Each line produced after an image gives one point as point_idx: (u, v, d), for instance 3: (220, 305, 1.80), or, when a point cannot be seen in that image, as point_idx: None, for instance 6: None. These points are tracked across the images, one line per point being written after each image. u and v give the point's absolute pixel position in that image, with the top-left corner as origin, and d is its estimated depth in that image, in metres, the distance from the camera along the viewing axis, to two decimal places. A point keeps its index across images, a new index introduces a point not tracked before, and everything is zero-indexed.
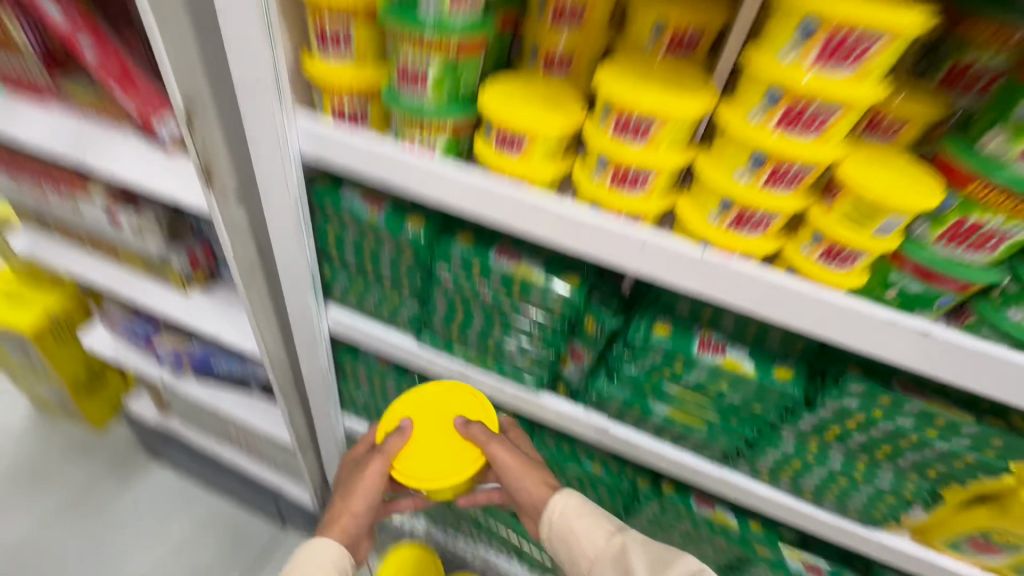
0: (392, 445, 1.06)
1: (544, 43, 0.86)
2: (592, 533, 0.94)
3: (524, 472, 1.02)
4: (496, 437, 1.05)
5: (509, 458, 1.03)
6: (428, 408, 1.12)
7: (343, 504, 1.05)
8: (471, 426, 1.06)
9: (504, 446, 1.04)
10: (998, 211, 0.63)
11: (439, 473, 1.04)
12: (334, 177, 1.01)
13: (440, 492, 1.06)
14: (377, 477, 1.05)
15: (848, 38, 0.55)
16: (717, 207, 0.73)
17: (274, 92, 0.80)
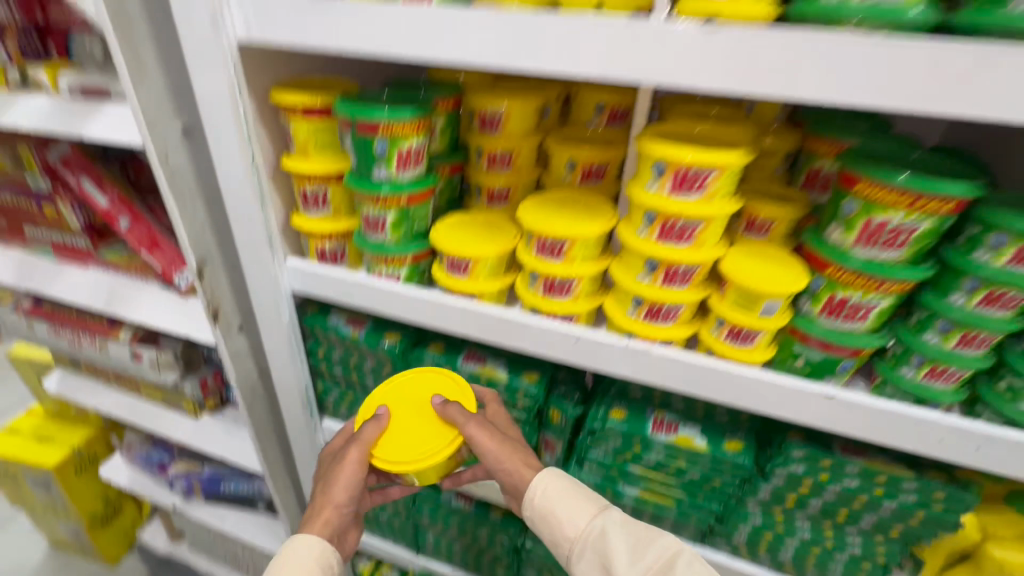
0: (369, 432, 0.93)
1: (485, 184, 1.06)
2: (577, 515, 0.87)
3: (510, 457, 0.93)
4: (481, 420, 0.94)
5: (491, 441, 0.93)
6: (405, 395, 1.01)
7: (325, 500, 0.90)
8: (449, 406, 0.95)
9: (490, 431, 0.94)
10: (854, 287, 0.75)
11: (418, 455, 0.92)
12: (322, 305, 1.17)
13: (426, 475, 0.94)
14: (357, 469, 0.91)
15: (691, 173, 0.71)
16: (632, 304, 0.86)
17: (267, 245, 0.99)
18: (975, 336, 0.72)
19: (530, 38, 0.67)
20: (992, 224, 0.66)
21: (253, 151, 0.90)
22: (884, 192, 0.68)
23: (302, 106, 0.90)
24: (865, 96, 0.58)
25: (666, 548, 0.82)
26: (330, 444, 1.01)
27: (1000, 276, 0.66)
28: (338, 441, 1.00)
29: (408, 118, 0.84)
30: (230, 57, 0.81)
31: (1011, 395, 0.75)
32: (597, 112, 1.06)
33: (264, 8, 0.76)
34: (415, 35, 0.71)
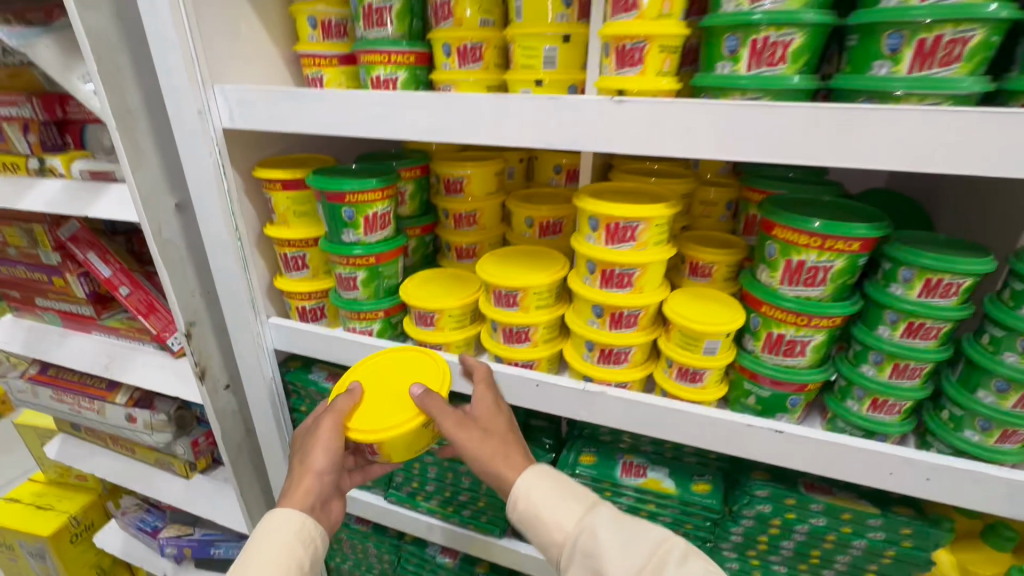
0: (343, 402, 0.87)
1: (454, 242, 1.13)
2: (565, 514, 0.74)
3: (488, 449, 0.80)
4: (460, 418, 0.82)
5: (469, 440, 0.80)
6: (385, 371, 0.95)
7: (303, 469, 0.83)
8: (428, 397, 0.83)
9: (470, 423, 0.83)
10: (788, 324, 0.79)
11: (387, 429, 0.84)
12: (305, 362, 1.24)
13: (395, 450, 0.88)
14: (336, 432, 0.84)
15: (621, 225, 0.78)
16: (587, 348, 0.91)
17: (250, 306, 1.06)
18: (906, 366, 0.75)
19: (468, 113, 0.76)
20: (898, 260, 0.71)
21: (237, 222, 0.99)
22: (797, 235, 0.73)
23: (281, 181, 1.00)
24: (758, 152, 0.65)
25: (657, 546, 0.69)
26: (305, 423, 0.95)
27: (914, 307, 0.70)
28: (312, 418, 0.94)
29: (374, 187, 0.93)
30: (215, 142, 0.92)
31: (954, 423, 0.76)
32: (557, 172, 1.16)
33: (244, 100, 0.87)
34: (372, 117, 0.81)
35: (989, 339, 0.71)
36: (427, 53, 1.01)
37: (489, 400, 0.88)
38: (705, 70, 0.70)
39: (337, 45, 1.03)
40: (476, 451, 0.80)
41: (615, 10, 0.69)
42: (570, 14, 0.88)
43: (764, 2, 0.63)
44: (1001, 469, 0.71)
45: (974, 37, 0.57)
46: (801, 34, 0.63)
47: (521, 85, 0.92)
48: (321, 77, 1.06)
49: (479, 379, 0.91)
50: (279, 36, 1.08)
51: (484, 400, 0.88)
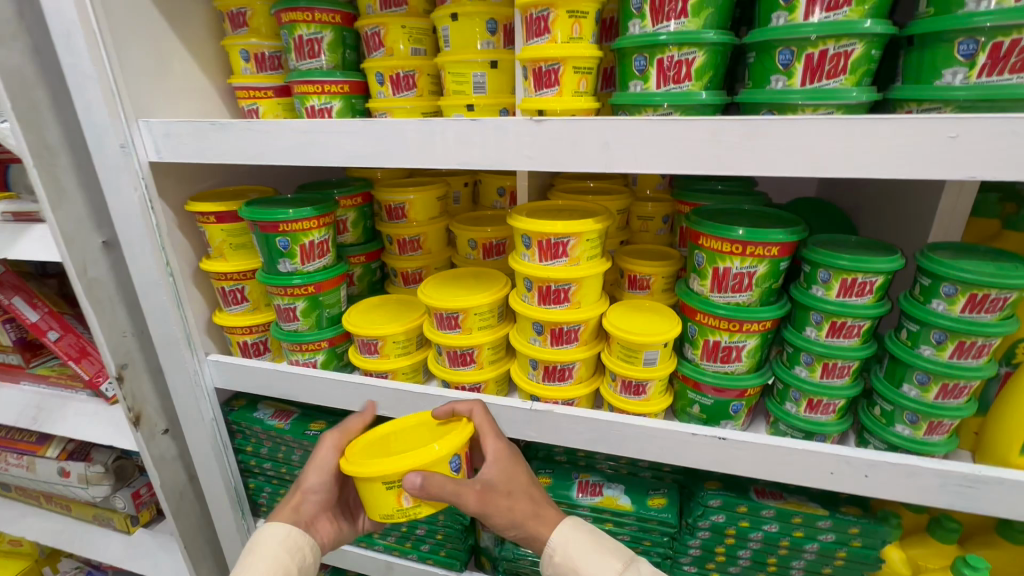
0: (353, 422, 0.87)
1: (399, 267, 1.12)
2: (602, 566, 0.72)
3: (516, 515, 0.76)
4: (482, 490, 0.74)
5: (501, 515, 0.75)
6: (418, 428, 0.83)
7: (296, 484, 0.82)
8: (429, 482, 0.71)
9: (496, 492, 0.75)
10: (722, 331, 0.80)
11: (367, 471, 0.73)
12: (250, 400, 1.19)
13: (370, 500, 0.76)
14: (333, 447, 0.84)
15: (552, 241, 0.79)
16: (531, 367, 0.90)
17: (184, 343, 1.01)
18: (835, 366, 0.77)
19: (396, 138, 0.76)
20: (816, 262, 0.73)
21: (167, 257, 0.96)
22: (721, 243, 0.75)
23: (213, 214, 0.98)
24: (674, 164, 0.67)
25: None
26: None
27: (834, 307, 0.72)
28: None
29: (310, 215, 0.92)
30: (141, 176, 0.89)
31: (886, 419, 0.78)
32: (500, 195, 1.18)
33: (171, 133, 0.86)
34: (301, 145, 0.81)
35: (907, 334, 0.73)
36: (362, 83, 1.02)
37: (504, 449, 0.79)
38: (621, 90, 0.73)
39: (271, 78, 1.04)
40: (510, 517, 0.75)
41: (529, 35, 0.71)
42: (496, 42, 0.91)
43: (666, 24, 0.66)
44: (932, 460, 0.73)
45: (855, 51, 0.61)
46: (703, 53, 0.67)
47: (454, 110, 0.93)
48: (257, 109, 1.06)
49: (483, 426, 0.80)
50: (213, 70, 1.08)
51: (498, 448, 0.78)
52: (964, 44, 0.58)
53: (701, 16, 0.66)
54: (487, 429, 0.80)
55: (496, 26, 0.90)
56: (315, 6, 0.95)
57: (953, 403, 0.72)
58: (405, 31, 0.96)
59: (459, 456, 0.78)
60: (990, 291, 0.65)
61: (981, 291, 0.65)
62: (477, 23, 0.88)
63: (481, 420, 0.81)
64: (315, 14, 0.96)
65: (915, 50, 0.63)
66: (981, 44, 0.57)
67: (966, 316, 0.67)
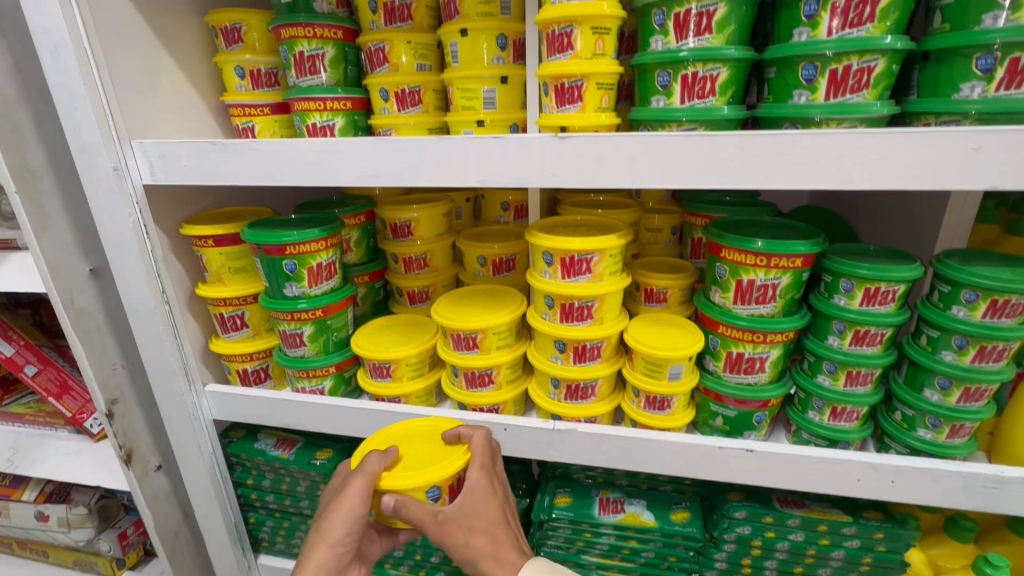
0: (372, 461, 0.72)
1: (405, 286, 1.09)
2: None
3: (470, 551, 0.72)
4: (443, 519, 0.71)
5: (456, 548, 0.72)
6: (421, 437, 0.82)
7: (319, 537, 0.70)
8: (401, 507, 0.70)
9: (456, 523, 0.72)
10: (745, 343, 0.80)
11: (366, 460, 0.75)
12: (249, 430, 1.14)
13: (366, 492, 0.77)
14: (361, 500, 0.69)
15: (576, 258, 0.78)
16: (552, 386, 0.89)
17: (182, 374, 0.96)
18: (858, 373, 0.77)
19: (412, 157, 0.74)
20: (838, 272, 0.74)
21: (163, 284, 0.91)
22: (744, 255, 0.76)
23: (211, 237, 0.93)
24: (700, 179, 0.67)
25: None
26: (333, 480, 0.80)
27: (857, 316, 0.74)
28: (340, 476, 0.80)
29: (317, 237, 0.88)
30: (136, 200, 0.84)
31: (907, 424, 0.79)
32: (504, 210, 1.16)
33: (167, 154, 0.81)
34: (309, 165, 0.77)
35: (927, 340, 0.75)
36: (364, 99, 1.00)
37: (479, 483, 0.74)
38: (641, 105, 0.72)
39: (268, 94, 1.00)
40: (465, 552, 0.72)
41: (551, 51, 0.70)
42: (506, 57, 0.90)
43: (690, 40, 0.66)
44: (956, 463, 0.74)
45: (877, 66, 0.62)
46: (726, 68, 0.67)
47: (463, 126, 0.92)
48: (252, 127, 1.02)
49: (475, 454, 0.76)
50: (205, 88, 1.04)
51: (475, 481, 0.74)
52: (981, 60, 0.60)
53: (725, 33, 0.66)
54: (476, 459, 0.76)
55: (506, 41, 0.88)
56: (316, 21, 0.92)
57: (973, 406, 0.74)
58: (410, 46, 0.94)
59: (439, 486, 0.73)
60: (1010, 297, 0.67)
61: (1001, 297, 0.67)
62: (486, 38, 0.87)
63: (476, 448, 0.77)
64: (317, 30, 0.93)
65: (930, 65, 0.65)
66: (998, 59, 0.59)
67: (986, 321, 0.69)
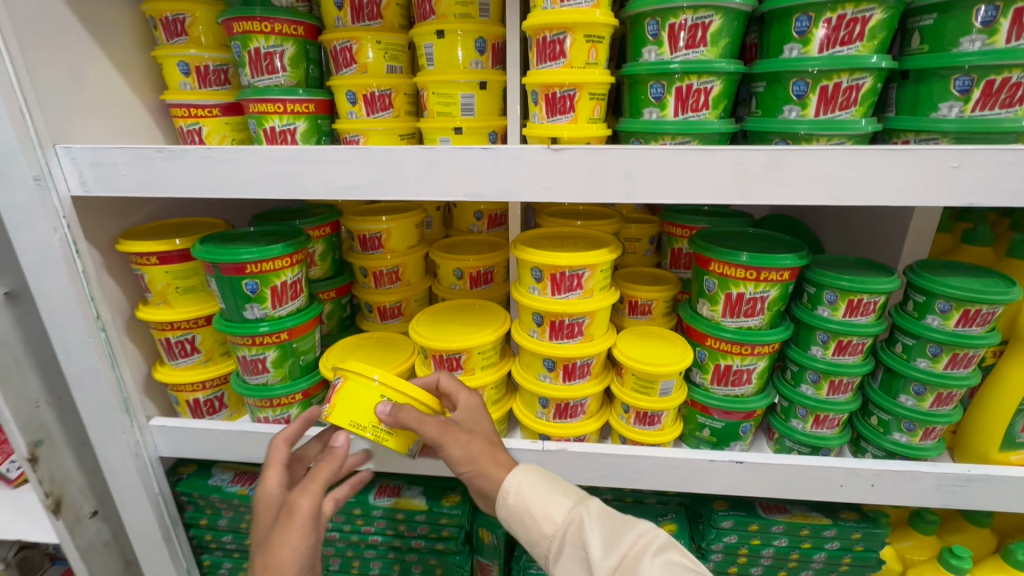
0: (325, 469, 0.66)
1: (375, 301, 1.02)
2: (552, 505, 0.65)
3: (472, 450, 0.69)
4: (445, 420, 0.69)
5: (458, 448, 0.68)
6: None
7: None
8: (398, 412, 0.67)
9: (457, 426, 0.70)
10: (733, 355, 0.80)
11: (348, 366, 0.69)
12: (202, 465, 1.03)
13: (341, 406, 0.69)
14: (310, 518, 0.62)
15: (566, 274, 0.75)
16: (540, 405, 0.85)
17: (122, 409, 0.84)
18: (840, 382, 0.79)
19: (392, 168, 0.68)
20: (823, 284, 0.75)
21: (97, 308, 0.79)
22: (733, 269, 0.76)
23: (155, 254, 0.83)
24: (695, 194, 0.65)
25: (639, 535, 0.60)
26: (263, 489, 0.67)
27: (840, 327, 0.75)
28: (272, 482, 0.67)
29: (280, 253, 0.80)
30: (62, 215, 0.73)
31: (882, 428, 0.82)
32: (477, 219, 1.11)
33: (100, 161, 0.71)
34: (273, 176, 0.70)
35: (902, 347, 0.77)
36: (328, 101, 0.92)
37: (478, 399, 0.74)
38: (631, 117, 0.71)
39: (218, 94, 0.90)
40: (466, 453, 0.69)
41: (541, 58, 0.67)
42: (485, 61, 0.85)
43: (683, 52, 0.65)
44: (930, 464, 0.77)
45: (865, 84, 0.63)
46: (719, 82, 0.66)
47: (439, 133, 0.86)
48: (199, 130, 0.91)
49: (453, 382, 0.75)
50: (141, 85, 0.92)
51: (472, 400, 0.73)
52: (959, 80, 0.62)
53: (718, 45, 0.65)
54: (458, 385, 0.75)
55: (485, 45, 0.84)
56: (273, 15, 0.83)
57: (945, 409, 0.77)
58: (380, 46, 0.87)
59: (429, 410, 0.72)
60: (981, 306, 0.70)
61: (973, 307, 0.70)
62: (464, 41, 0.82)
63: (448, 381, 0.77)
64: (274, 25, 0.84)
65: (909, 84, 0.66)
66: (975, 81, 0.61)
67: (959, 329, 0.72)
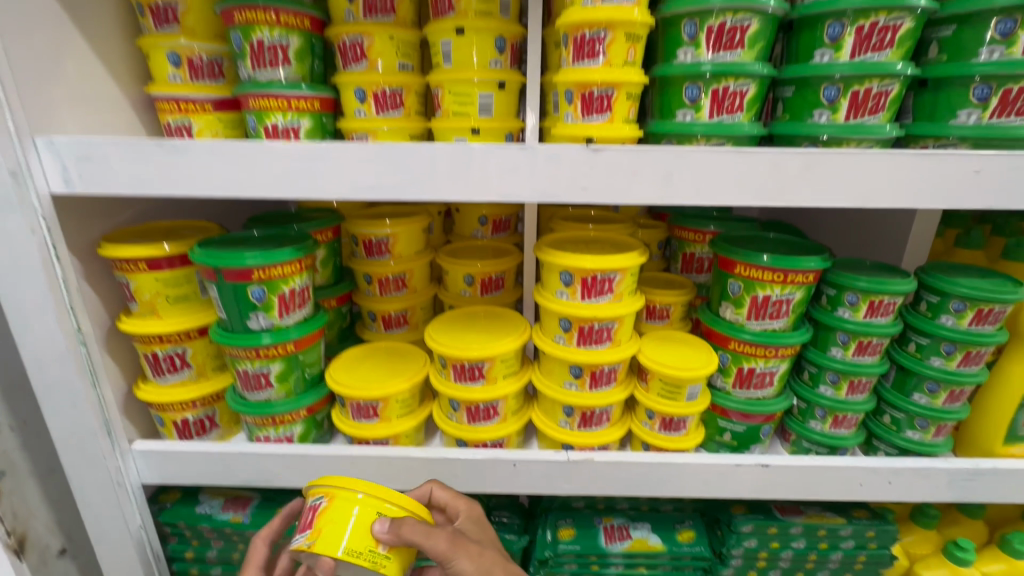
0: None
1: (379, 309, 0.96)
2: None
3: (484, 562, 0.62)
4: (454, 532, 0.61)
5: (470, 561, 0.61)
6: None
7: None
8: (401, 524, 0.59)
9: (465, 536, 0.63)
10: (757, 358, 0.81)
11: (334, 484, 0.61)
12: (187, 490, 0.94)
13: (327, 532, 0.58)
14: None
15: (598, 277, 0.73)
16: (563, 414, 0.83)
17: (103, 434, 0.75)
18: (858, 382, 0.81)
19: (420, 167, 0.64)
20: (843, 285, 0.77)
21: (77, 321, 0.71)
22: (759, 272, 0.76)
23: (143, 259, 0.75)
24: (733, 196, 0.65)
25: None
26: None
27: (860, 327, 0.77)
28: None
29: (289, 259, 0.74)
30: (41, 215, 0.65)
31: (895, 426, 0.84)
32: (481, 224, 1.06)
33: (87, 155, 0.63)
34: (288, 174, 0.64)
35: (915, 346, 0.80)
36: (333, 99, 0.87)
37: (478, 509, 0.72)
38: (663, 118, 0.70)
39: (210, 87, 0.84)
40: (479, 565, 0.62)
41: (578, 56, 0.66)
42: (503, 61, 0.83)
43: (718, 54, 0.65)
44: (942, 460, 0.79)
45: (893, 91, 0.65)
46: (753, 85, 0.66)
47: (454, 134, 0.83)
48: (189, 126, 0.84)
49: (449, 491, 0.73)
50: (124, 77, 0.85)
51: (471, 511, 0.72)
52: (979, 89, 0.64)
53: (754, 49, 0.65)
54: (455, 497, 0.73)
55: (505, 44, 0.82)
56: (277, 4, 0.78)
57: (954, 407, 0.80)
58: (392, 43, 0.83)
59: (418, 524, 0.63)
60: (993, 306, 0.73)
61: (986, 306, 0.73)
62: (484, 39, 0.80)
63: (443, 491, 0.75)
64: (279, 15, 0.79)
65: (928, 92, 0.69)
66: (993, 90, 0.64)
67: (972, 328, 0.75)
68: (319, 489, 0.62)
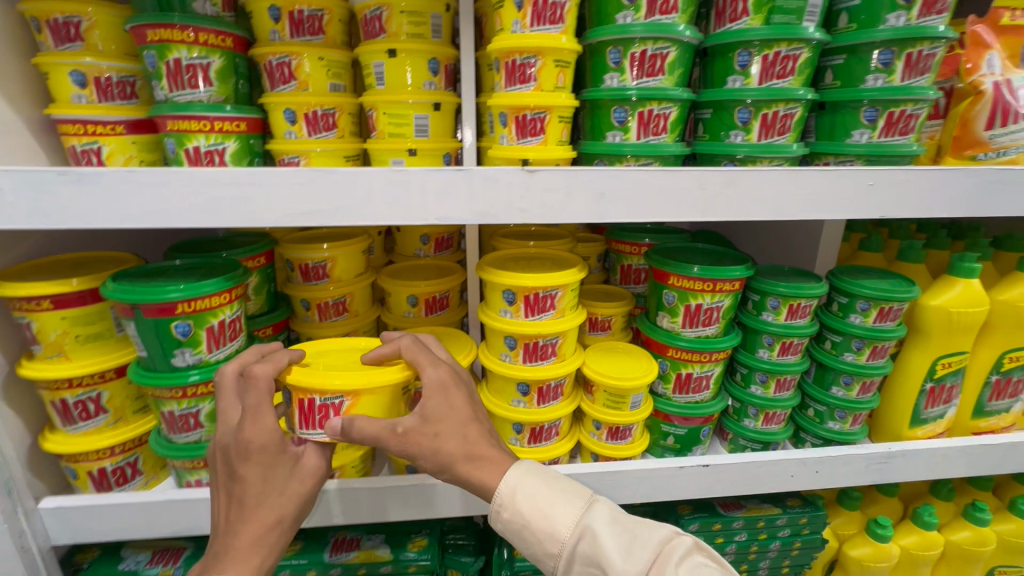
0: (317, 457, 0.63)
1: (318, 336, 0.93)
2: (557, 518, 0.58)
3: (442, 459, 0.60)
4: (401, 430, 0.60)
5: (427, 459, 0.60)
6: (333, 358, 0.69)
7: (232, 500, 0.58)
8: (355, 427, 0.60)
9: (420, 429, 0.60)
10: (693, 363, 0.85)
11: (342, 383, 0.62)
12: (108, 548, 0.86)
13: None
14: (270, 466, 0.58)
15: (540, 294, 0.74)
16: (513, 432, 0.83)
17: (2, 494, 0.67)
18: (785, 379, 0.87)
19: (356, 192, 0.62)
20: (766, 292, 0.83)
21: None
22: (690, 282, 0.80)
23: (47, 297, 0.68)
24: (666, 211, 0.68)
25: (661, 542, 0.56)
26: (255, 437, 0.57)
27: (782, 329, 0.83)
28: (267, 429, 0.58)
29: (216, 290, 0.69)
30: None
31: (818, 418, 0.91)
32: (423, 243, 1.05)
33: None
34: (215, 202, 0.61)
35: (831, 344, 0.87)
36: (261, 120, 0.83)
37: (447, 381, 0.63)
38: (594, 140, 0.73)
39: (123, 108, 0.78)
40: (436, 459, 0.60)
41: (511, 81, 0.68)
42: (437, 83, 0.83)
43: (642, 80, 0.69)
44: (859, 447, 0.86)
45: (796, 113, 0.71)
46: (675, 108, 0.70)
47: (391, 155, 0.82)
48: (98, 150, 0.78)
49: (418, 354, 0.65)
50: (20, 97, 0.77)
51: (439, 374, 0.63)
52: (868, 112, 0.72)
53: (673, 74, 0.70)
54: (422, 361, 0.64)
55: (438, 66, 0.82)
56: (195, 23, 0.74)
57: (867, 396, 0.88)
58: (322, 64, 0.82)
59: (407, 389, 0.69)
60: (893, 303, 0.81)
61: (887, 304, 0.81)
62: (416, 62, 0.80)
63: (411, 351, 0.65)
64: (198, 35, 0.75)
65: (827, 114, 0.76)
66: (879, 113, 0.71)
67: (877, 324, 0.83)
68: (326, 391, 0.63)
